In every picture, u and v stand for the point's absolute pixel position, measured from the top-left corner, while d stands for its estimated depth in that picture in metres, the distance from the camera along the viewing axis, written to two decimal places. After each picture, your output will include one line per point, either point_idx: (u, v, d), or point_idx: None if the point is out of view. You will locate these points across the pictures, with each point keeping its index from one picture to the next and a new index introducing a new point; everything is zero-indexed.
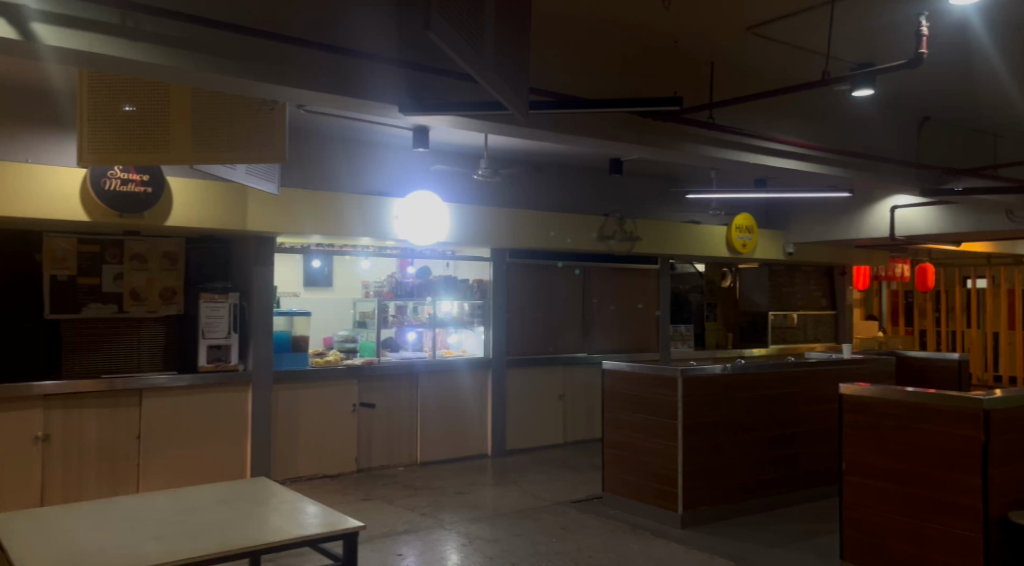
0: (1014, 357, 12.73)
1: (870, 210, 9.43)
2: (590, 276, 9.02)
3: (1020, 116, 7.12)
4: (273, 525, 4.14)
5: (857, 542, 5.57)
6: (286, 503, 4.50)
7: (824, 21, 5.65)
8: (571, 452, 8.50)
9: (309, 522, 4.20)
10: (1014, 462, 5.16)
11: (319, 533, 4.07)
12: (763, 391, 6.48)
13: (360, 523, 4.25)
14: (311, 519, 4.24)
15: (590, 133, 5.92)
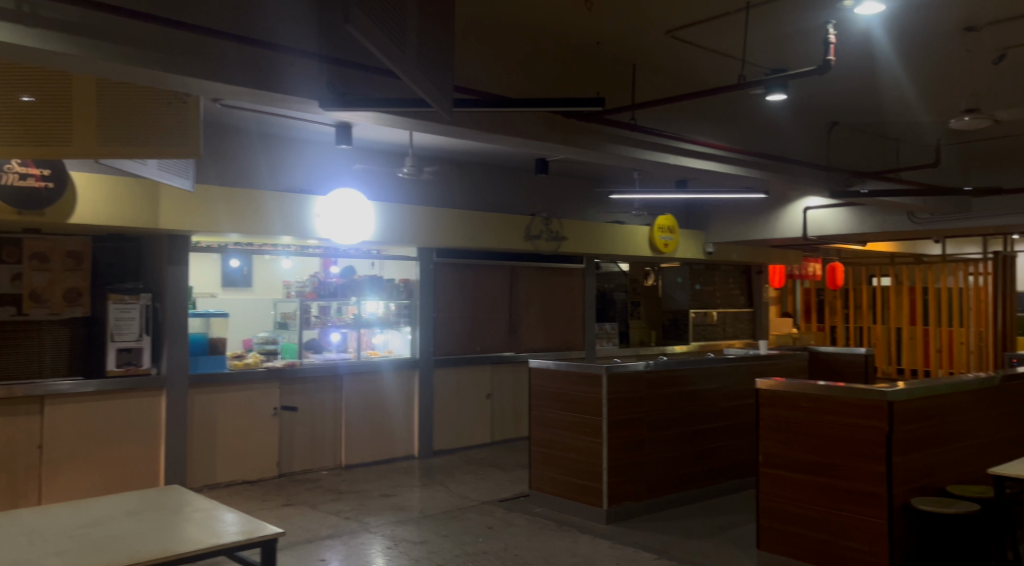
0: (915, 352, 13.46)
1: (784, 211, 9.83)
2: (517, 275, 9.06)
3: (922, 122, 7.51)
4: (186, 536, 3.99)
5: (773, 531, 5.78)
6: (201, 511, 4.35)
7: (739, 27, 5.85)
8: (499, 452, 8.52)
9: (226, 530, 4.07)
10: (916, 451, 5.45)
11: (236, 541, 3.94)
12: (685, 386, 6.65)
13: (278, 530, 4.14)
14: (228, 528, 4.10)
15: (515, 133, 5.96)
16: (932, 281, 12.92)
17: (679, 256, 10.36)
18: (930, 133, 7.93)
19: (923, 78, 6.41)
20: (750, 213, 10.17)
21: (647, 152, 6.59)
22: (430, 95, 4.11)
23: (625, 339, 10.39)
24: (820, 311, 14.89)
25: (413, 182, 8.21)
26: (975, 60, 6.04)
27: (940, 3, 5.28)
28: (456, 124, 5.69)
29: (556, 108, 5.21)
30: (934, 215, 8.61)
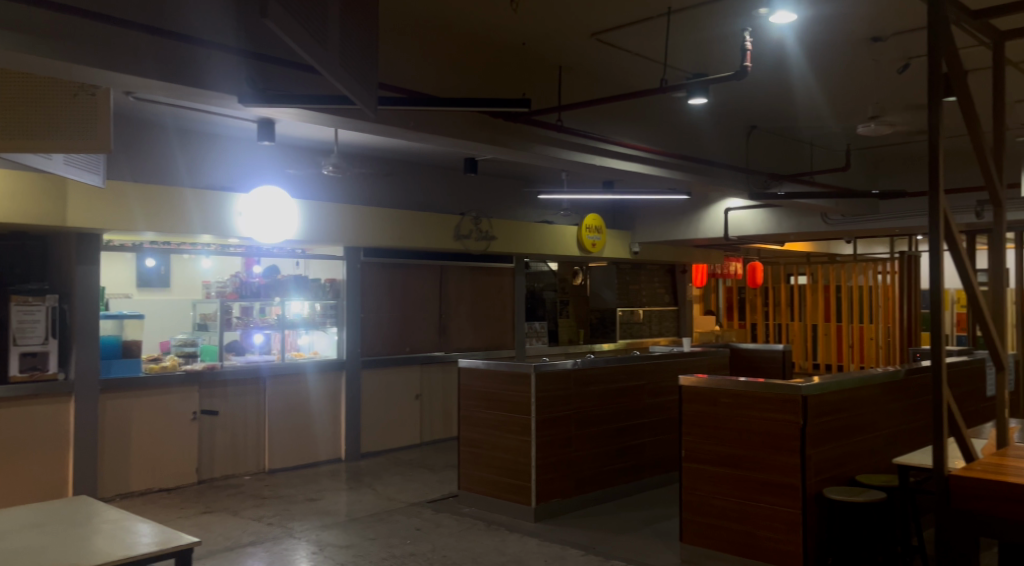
0: (830, 347, 13.99)
1: (706, 212, 10.12)
2: (446, 275, 9.04)
3: (835, 127, 7.84)
4: (95, 549, 3.80)
5: (695, 524, 5.94)
6: (111, 523, 4.14)
7: (660, 31, 5.98)
8: (427, 453, 8.46)
9: (139, 541, 3.88)
10: (829, 443, 5.68)
11: (148, 553, 3.76)
12: (611, 384, 6.76)
13: (195, 540, 3.96)
14: (142, 539, 3.91)
15: (443, 132, 5.95)
16: (844, 279, 13.64)
17: (606, 255, 10.47)
18: (840, 137, 8.30)
19: (832, 85, 6.70)
20: (673, 214, 10.44)
21: (573, 152, 6.68)
22: (353, 91, 4.05)
23: (553, 337, 10.48)
24: (741, 310, 15.49)
25: (340, 181, 8.08)
26: (882, 68, 6.34)
27: (850, 13, 5.52)
28: (382, 122, 5.63)
29: (482, 108, 5.21)
30: (846, 216, 8.99)
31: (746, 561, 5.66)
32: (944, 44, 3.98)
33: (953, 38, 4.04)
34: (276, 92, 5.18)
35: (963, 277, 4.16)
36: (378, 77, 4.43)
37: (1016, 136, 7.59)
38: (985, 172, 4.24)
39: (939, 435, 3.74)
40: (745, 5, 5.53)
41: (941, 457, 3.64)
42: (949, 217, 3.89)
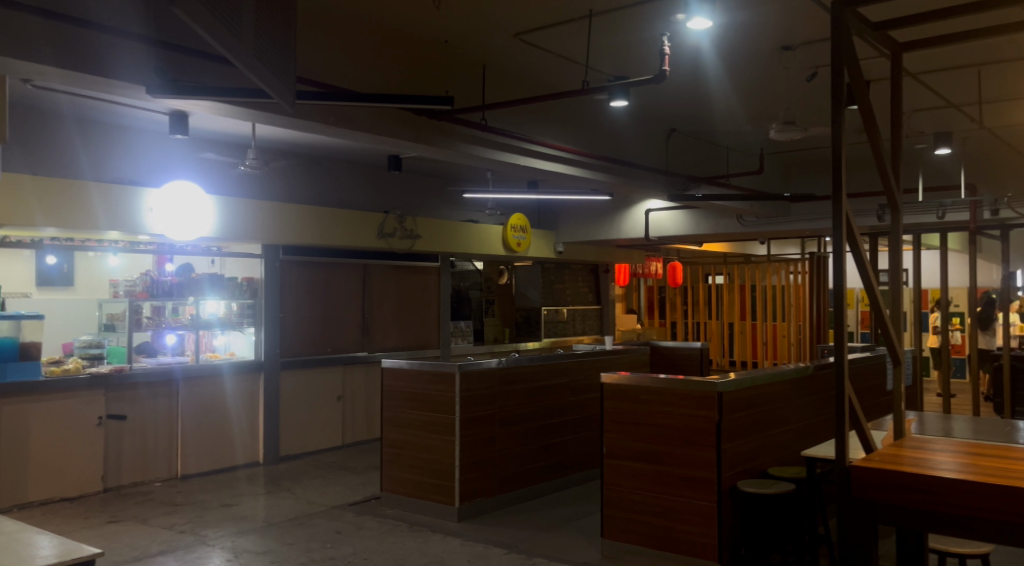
0: (745, 345, 14.39)
1: (628, 212, 10.30)
2: (370, 273, 8.91)
3: (749, 132, 8.12)
4: None
5: (615, 519, 6.04)
6: (6, 535, 3.86)
7: (582, 33, 6.04)
8: (349, 455, 8.31)
9: (39, 554, 3.62)
10: (744, 437, 5.86)
11: None
12: (534, 382, 6.80)
13: (99, 550, 3.71)
14: (43, 551, 3.65)
15: (364, 129, 5.87)
16: (759, 279, 14.13)
17: (530, 255, 10.51)
18: (754, 141, 8.58)
19: (744, 91, 6.92)
20: (596, 215, 10.61)
21: (497, 152, 6.71)
22: (268, 83, 3.94)
23: (479, 336, 10.52)
24: (662, 308, 15.70)
25: (259, 177, 7.86)
26: (792, 76, 6.58)
27: (763, 22, 5.71)
28: (302, 117, 5.51)
29: (404, 105, 5.15)
30: (760, 218, 9.30)
31: (665, 554, 5.79)
32: (848, 53, 4.17)
33: (855, 49, 4.18)
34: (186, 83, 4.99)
35: (864, 277, 4.31)
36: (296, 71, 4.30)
37: (914, 143, 7.92)
38: (885, 179, 4.42)
39: (842, 429, 3.90)
40: (662, 10, 5.64)
41: (844, 449, 3.82)
42: (851, 220, 4.03)
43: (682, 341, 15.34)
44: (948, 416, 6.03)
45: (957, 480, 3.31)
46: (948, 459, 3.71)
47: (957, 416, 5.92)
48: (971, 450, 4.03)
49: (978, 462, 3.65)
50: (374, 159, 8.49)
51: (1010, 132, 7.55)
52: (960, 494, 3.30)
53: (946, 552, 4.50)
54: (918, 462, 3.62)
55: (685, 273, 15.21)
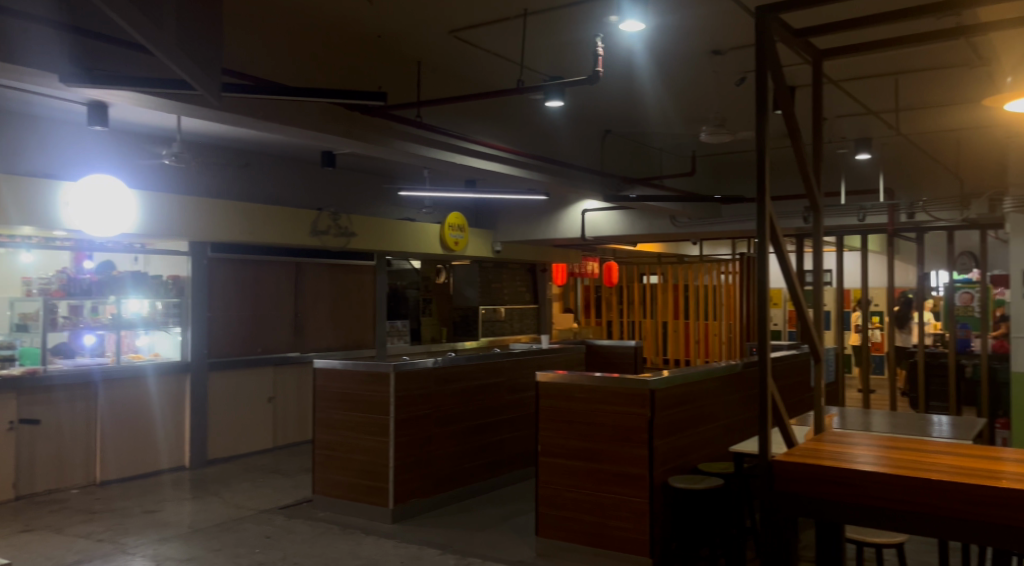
0: (678, 343, 14.72)
1: (564, 212, 10.40)
2: (303, 271, 8.79)
3: (681, 135, 8.29)
4: None
5: (549, 517, 6.05)
6: None
7: (516, 31, 6.00)
8: (280, 457, 8.17)
9: None
10: (676, 434, 5.94)
11: None
12: (471, 381, 6.78)
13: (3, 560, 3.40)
14: None
15: (295, 124, 5.76)
16: (692, 279, 14.45)
17: (468, 254, 10.50)
18: (686, 145, 8.78)
19: (674, 94, 7.03)
20: (533, 214, 10.68)
21: (432, 150, 6.66)
22: (193, 75, 3.82)
23: (416, 336, 10.40)
24: (598, 307, 15.92)
25: (186, 172, 7.60)
26: (722, 80, 6.71)
27: (695, 25, 5.79)
28: (228, 110, 5.35)
29: (334, 98, 5.05)
30: (693, 219, 9.47)
31: (598, 550, 5.82)
32: (768, 59, 4.25)
33: (776, 55, 4.29)
34: (103, 72, 4.81)
35: (787, 275, 4.35)
36: (222, 63, 4.17)
37: (836, 148, 8.31)
38: (806, 182, 4.48)
39: (765, 426, 3.98)
40: (597, 11, 5.64)
41: (767, 443, 3.89)
42: (775, 222, 4.12)
43: (619, 339, 15.60)
44: (867, 411, 6.25)
45: (875, 474, 3.44)
46: (867, 453, 3.85)
47: (876, 411, 6.15)
48: (887, 443, 4.16)
49: (892, 454, 3.81)
50: (308, 154, 8.30)
51: (926, 138, 7.91)
52: (876, 487, 3.45)
53: (864, 542, 4.67)
54: (836, 456, 3.76)
55: (620, 273, 15.43)
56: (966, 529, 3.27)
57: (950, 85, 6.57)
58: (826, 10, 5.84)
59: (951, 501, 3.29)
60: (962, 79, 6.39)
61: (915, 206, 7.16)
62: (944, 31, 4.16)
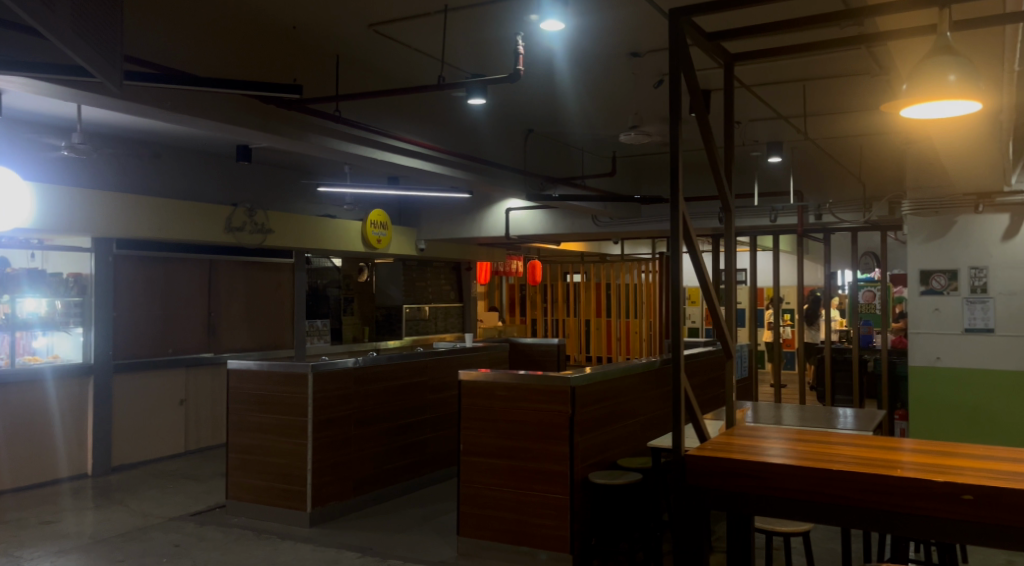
0: (601, 340, 14.96)
1: (487, 212, 10.44)
2: (216, 270, 8.53)
3: (601, 136, 8.42)
4: None
5: (471, 517, 6.01)
6: None
7: (437, 26, 5.89)
8: (192, 463, 7.96)
9: None
10: (596, 430, 5.98)
11: None
12: (393, 381, 6.71)
13: None
14: None
15: (206, 117, 5.57)
16: (614, 277, 14.69)
17: (391, 252, 10.30)
18: (607, 147, 8.94)
19: (591, 95, 7.11)
20: (455, 213, 10.66)
21: (353, 145, 6.55)
22: (92, 62, 3.62)
23: (337, 336, 10.16)
24: (522, 305, 16.07)
25: (87, 163, 7.24)
26: (640, 82, 6.78)
27: (617, 28, 5.83)
28: (132, 99, 5.10)
29: (243, 88, 4.88)
30: (614, 219, 9.61)
31: (519, 548, 5.81)
32: (681, 59, 4.16)
33: (690, 57, 4.25)
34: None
35: (700, 277, 4.29)
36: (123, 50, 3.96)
37: (748, 150, 8.67)
38: (717, 181, 4.44)
39: (678, 422, 3.87)
40: (517, 10, 5.60)
41: (679, 438, 3.81)
42: (688, 220, 3.98)
43: (543, 337, 15.78)
44: (777, 405, 6.48)
45: (779, 464, 3.43)
46: (777, 446, 3.86)
47: (787, 404, 6.38)
48: (796, 436, 4.19)
49: (801, 448, 3.84)
50: (222, 148, 8.03)
51: (830, 144, 8.28)
52: (783, 478, 3.41)
53: (773, 532, 4.84)
54: (747, 448, 3.77)
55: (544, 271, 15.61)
56: (869, 516, 3.25)
57: (854, 93, 6.87)
58: (736, 15, 5.99)
59: (852, 488, 3.27)
60: (868, 86, 6.69)
61: (822, 207, 7.67)
62: (851, 38, 4.28)
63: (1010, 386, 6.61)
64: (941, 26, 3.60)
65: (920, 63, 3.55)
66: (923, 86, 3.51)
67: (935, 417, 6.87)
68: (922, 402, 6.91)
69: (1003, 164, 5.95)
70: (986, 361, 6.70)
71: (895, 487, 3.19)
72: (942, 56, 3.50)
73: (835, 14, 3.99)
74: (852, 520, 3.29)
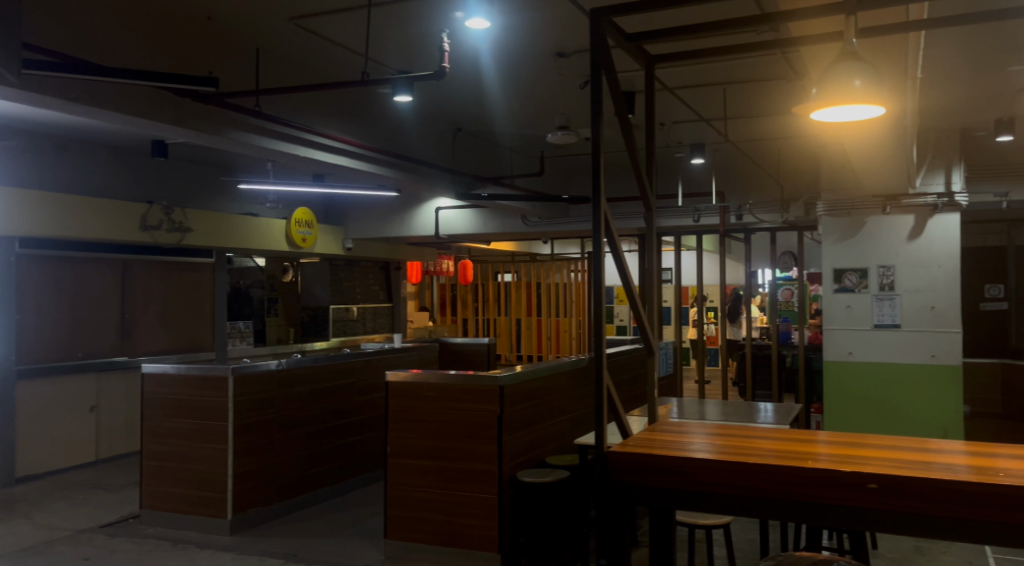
0: (531, 339, 15.05)
1: (417, 211, 10.35)
2: (130, 270, 8.20)
3: (529, 136, 8.45)
4: None
5: (398, 520, 5.92)
6: None
7: (360, 21, 5.74)
8: (104, 472, 7.62)
9: None
10: (524, 429, 5.97)
11: None
12: (317, 384, 6.55)
13: None
14: None
15: (115, 109, 5.32)
16: (544, 277, 14.77)
17: (316, 251, 10.09)
18: (536, 146, 8.97)
19: (517, 95, 7.12)
20: (383, 211, 10.52)
21: (276, 141, 6.38)
22: None
23: (261, 338, 9.75)
24: (453, 306, 16.05)
25: None
26: (567, 82, 6.79)
27: (544, 28, 5.83)
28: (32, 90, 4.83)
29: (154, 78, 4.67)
30: (542, 219, 9.64)
31: (447, 549, 5.76)
32: (601, 62, 4.18)
33: (611, 57, 4.26)
34: None
35: (623, 277, 4.30)
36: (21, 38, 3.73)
37: (673, 152, 8.86)
38: (639, 182, 4.43)
39: (602, 419, 3.87)
40: (441, 8, 5.52)
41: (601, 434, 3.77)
42: (611, 220, 3.99)
43: (473, 336, 15.77)
44: (701, 401, 6.61)
45: (701, 460, 3.47)
46: (701, 441, 3.92)
47: (710, 400, 6.51)
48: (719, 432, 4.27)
49: (723, 442, 3.90)
50: (136, 142, 7.70)
51: (752, 146, 8.54)
52: (707, 473, 3.47)
53: (695, 525, 4.91)
54: (671, 444, 3.82)
55: (474, 271, 15.59)
56: (794, 509, 3.32)
57: (773, 98, 7.11)
58: (659, 18, 6.07)
59: (776, 480, 3.33)
60: (785, 92, 6.93)
61: (742, 207, 7.90)
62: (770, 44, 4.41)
63: (916, 378, 6.93)
64: (847, 33, 3.72)
65: (828, 68, 3.66)
66: (831, 90, 3.62)
67: (849, 409, 7.17)
68: (836, 394, 7.20)
69: (908, 167, 6.27)
70: (895, 355, 7.01)
71: (819, 480, 3.26)
72: (850, 62, 3.61)
73: (751, 19, 4.09)
74: (779, 513, 3.36)
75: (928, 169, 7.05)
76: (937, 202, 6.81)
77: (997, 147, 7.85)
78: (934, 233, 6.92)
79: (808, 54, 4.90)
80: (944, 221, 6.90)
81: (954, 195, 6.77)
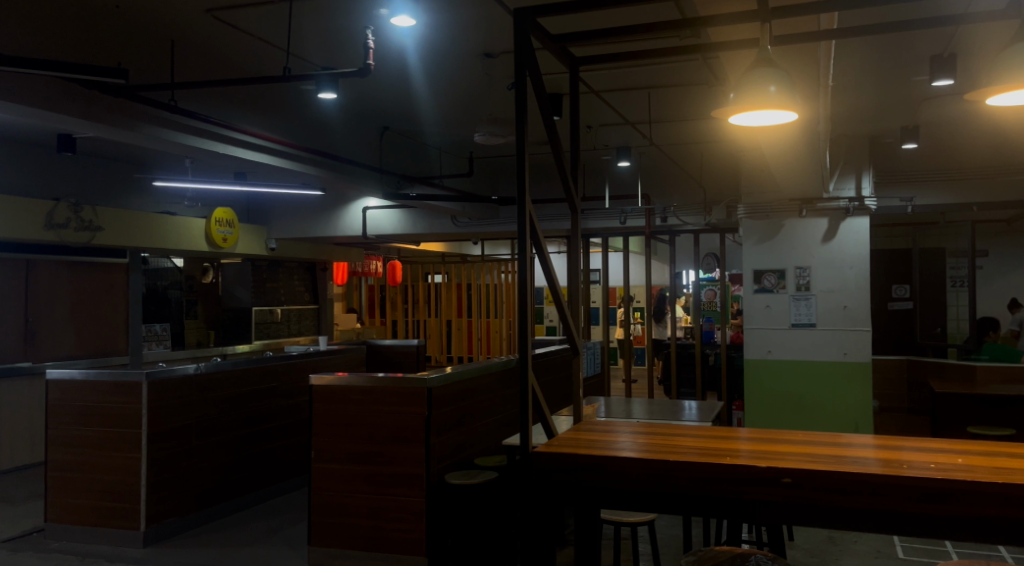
0: (462, 340, 15.00)
1: (344, 211, 10.18)
2: (35, 270, 7.81)
3: (458, 136, 8.40)
4: None
5: (322, 526, 5.77)
6: None
7: (281, 15, 5.56)
8: (9, 483, 7.22)
9: None
10: (451, 431, 5.90)
11: None
12: (236, 389, 6.33)
13: None
14: None
15: (17, 102, 5.02)
16: (474, 278, 14.74)
17: (238, 251, 9.77)
18: (464, 147, 8.93)
19: (442, 94, 7.06)
20: (307, 211, 10.30)
21: (192, 138, 6.14)
22: None
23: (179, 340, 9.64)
24: (382, 307, 15.87)
25: None
26: (494, 82, 6.75)
27: (470, 28, 5.78)
28: None
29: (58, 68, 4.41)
30: (471, 219, 9.61)
31: (372, 554, 5.64)
32: (526, 62, 4.14)
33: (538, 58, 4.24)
34: None
35: (550, 279, 4.27)
36: None
37: (600, 154, 8.96)
38: (566, 184, 4.41)
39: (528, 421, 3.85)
40: (363, 5, 5.40)
41: (529, 437, 3.76)
42: (537, 223, 3.97)
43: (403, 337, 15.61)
44: (629, 399, 6.67)
45: (630, 461, 3.48)
46: (627, 440, 3.95)
47: (637, 399, 6.57)
48: (645, 430, 4.30)
49: (650, 442, 3.92)
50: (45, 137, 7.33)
51: (678, 149, 8.71)
52: (636, 475, 3.48)
53: (623, 523, 4.94)
54: (600, 444, 3.83)
55: (405, 271, 15.45)
56: (721, 507, 3.36)
57: (698, 103, 7.26)
58: (580, 20, 6.11)
59: (701, 479, 3.37)
60: (709, 98, 7.10)
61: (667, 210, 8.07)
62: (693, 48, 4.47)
63: (830, 375, 7.18)
64: (763, 40, 3.80)
65: (746, 73, 3.73)
66: (751, 96, 3.68)
67: (769, 406, 7.37)
68: (757, 392, 7.40)
69: (823, 173, 6.51)
70: (810, 353, 7.24)
71: (746, 479, 3.30)
72: (764, 68, 3.68)
73: (673, 24, 4.13)
74: (702, 509, 3.41)
75: (840, 174, 7.32)
76: (848, 206, 7.11)
77: (905, 154, 8.20)
78: (846, 236, 7.19)
79: (727, 59, 5.00)
80: (855, 224, 7.17)
81: (864, 199, 7.06)
